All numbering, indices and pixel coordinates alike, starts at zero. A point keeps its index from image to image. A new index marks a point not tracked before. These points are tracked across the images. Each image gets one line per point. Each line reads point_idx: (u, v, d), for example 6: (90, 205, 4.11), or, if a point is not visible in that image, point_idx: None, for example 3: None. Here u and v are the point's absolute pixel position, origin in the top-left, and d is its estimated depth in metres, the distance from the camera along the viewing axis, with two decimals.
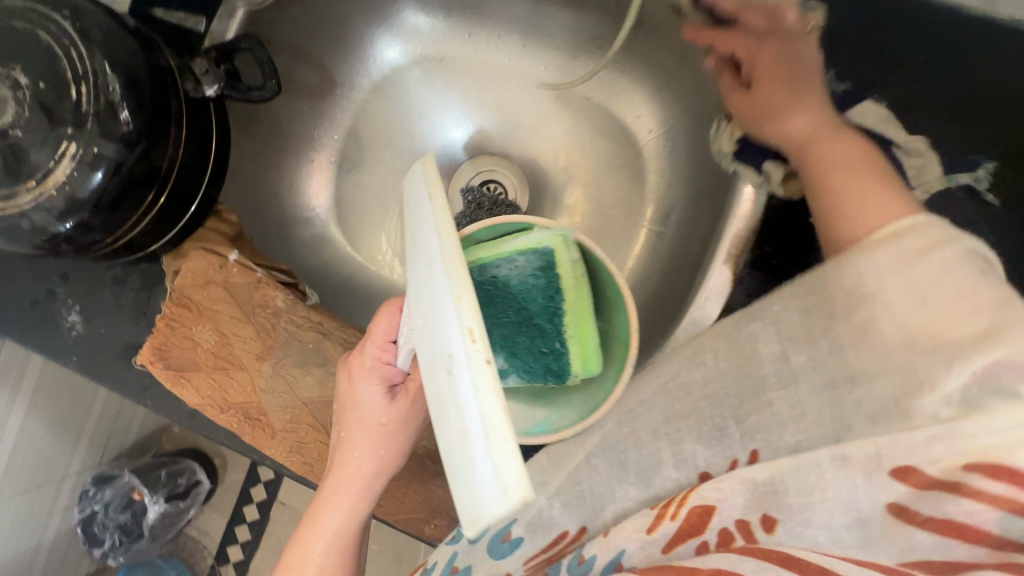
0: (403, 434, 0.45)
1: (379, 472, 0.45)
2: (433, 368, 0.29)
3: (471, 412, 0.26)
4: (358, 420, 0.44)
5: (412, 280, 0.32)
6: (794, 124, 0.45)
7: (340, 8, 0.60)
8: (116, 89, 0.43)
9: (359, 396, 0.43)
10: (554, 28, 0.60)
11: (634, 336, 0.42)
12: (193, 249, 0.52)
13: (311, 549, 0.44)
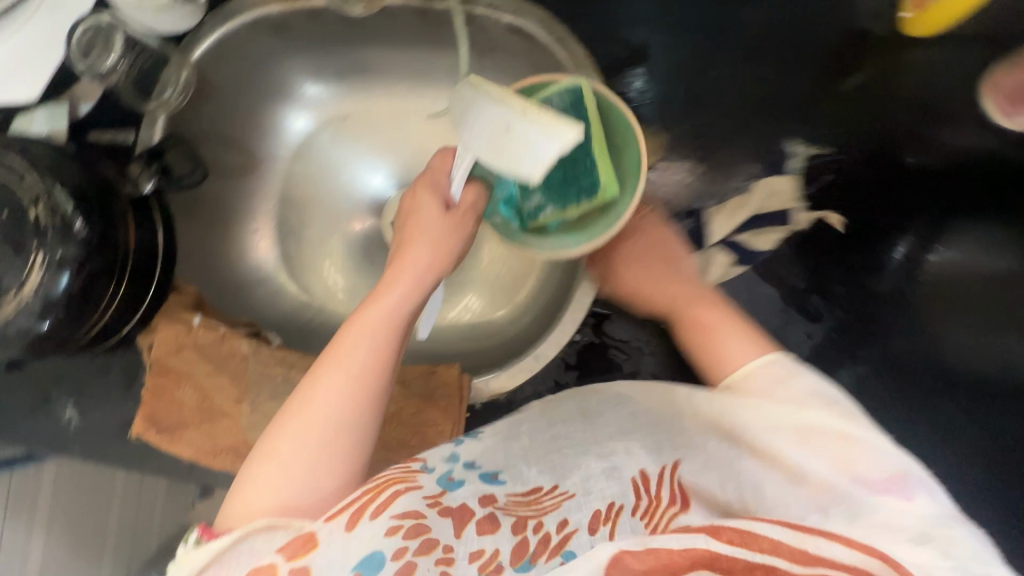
0: (453, 246, 0.53)
1: (426, 274, 0.51)
2: (494, 145, 0.44)
3: (534, 133, 0.42)
4: (419, 232, 0.52)
5: (458, 121, 0.48)
6: (666, 288, 0.58)
7: (246, 99, 0.70)
8: (68, 205, 0.51)
9: (420, 206, 0.53)
10: (431, 68, 0.70)
11: (641, 162, 0.55)
12: (161, 321, 0.60)
13: (355, 347, 0.47)
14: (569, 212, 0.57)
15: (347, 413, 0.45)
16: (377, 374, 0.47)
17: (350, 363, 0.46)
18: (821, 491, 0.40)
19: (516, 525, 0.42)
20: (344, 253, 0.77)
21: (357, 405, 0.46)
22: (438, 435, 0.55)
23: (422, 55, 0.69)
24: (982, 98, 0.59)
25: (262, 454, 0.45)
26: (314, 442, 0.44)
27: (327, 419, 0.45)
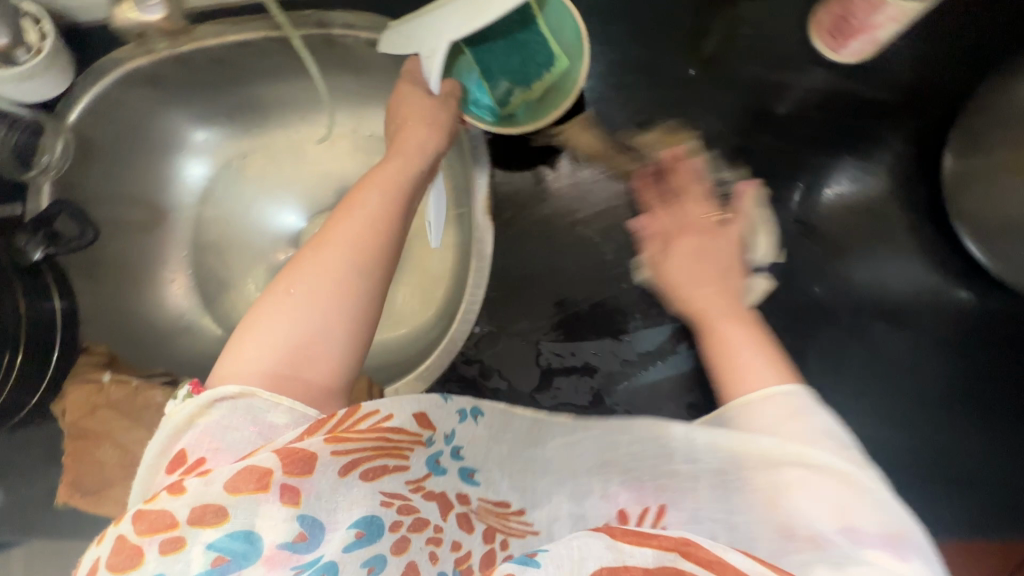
0: (442, 118, 0.57)
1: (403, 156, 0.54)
2: (471, 12, 0.47)
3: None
4: (415, 109, 0.56)
5: (419, 40, 0.53)
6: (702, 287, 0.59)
7: (135, 155, 0.70)
8: None
9: (406, 94, 0.57)
10: (312, 96, 0.70)
11: (580, 29, 0.58)
12: (71, 384, 0.60)
13: (353, 213, 0.49)
14: (535, 90, 0.62)
15: (354, 264, 0.47)
16: (383, 241, 0.49)
17: (354, 221, 0.49)
18: (813, 538, 0.37)
19: (485, 532, 0.41)
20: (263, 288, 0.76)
21: (362, 259, 0.47)
22: None
23: (298, 85, 0.69)
24: (813, 38, 0.62)
25: (268, 309, 0.45)
26: (319, 294, 0.45)
27: (337, 271, 0.46)
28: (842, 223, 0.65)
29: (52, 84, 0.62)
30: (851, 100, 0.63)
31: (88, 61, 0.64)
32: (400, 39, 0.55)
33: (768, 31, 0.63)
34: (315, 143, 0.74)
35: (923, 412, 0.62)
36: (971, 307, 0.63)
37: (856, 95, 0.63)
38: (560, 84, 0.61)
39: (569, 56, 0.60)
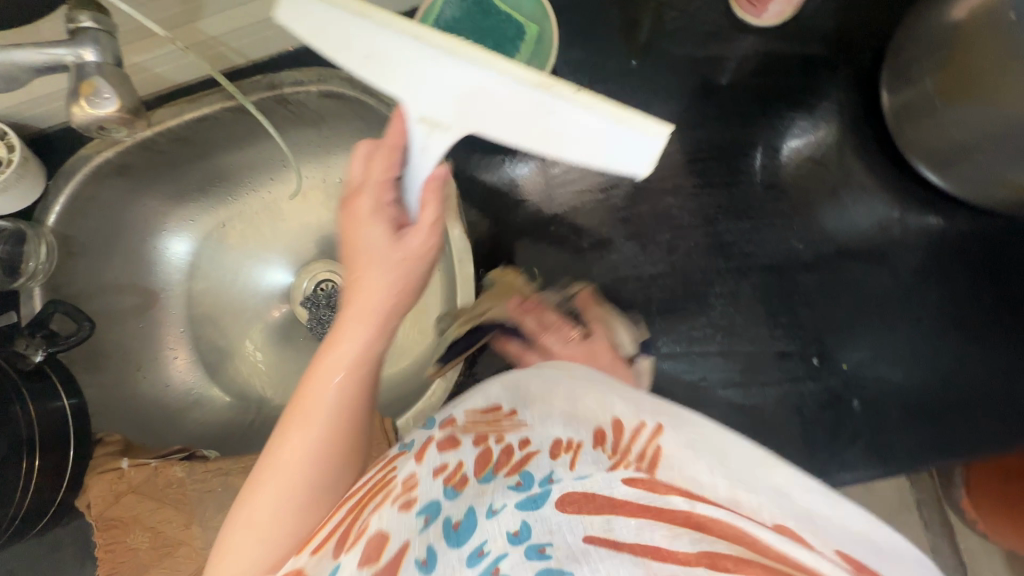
0: (408, 276, 0.46)
1: (370, 332, 0.43)
2: (522, 113, 0.40)
3: (590, 118, 0.39)
4: (371, 262, 0.45)
5: (407, 78, 0.42)
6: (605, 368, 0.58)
7: (116, 244, 0.72)
8: None
9: (367, 233, 0.46)
10: (279, 156, 0.73)
11: None
12: (92, 478, 0.61)
13: (287, 447, 0.40)
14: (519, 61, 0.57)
15: (292, 519, 0.39)
16: (346, 453, 0.41)
17: (307, 437, 0.40)
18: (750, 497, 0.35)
19: (477, 440, 0.43)
20: (264, 348, 0.78)
21: (307, 506, 0.40)
22: None
23: (265, 145, 0.71)
24: (734, 9, 0.63)
25: (234, 523, 0.39)
26: (261, 557, 0.38)
27: (286, 527, 0.39)
28: (802, 180, 0.69)
29: (29, 190, 0.64)
30: (783, 61, 0.66)
31: (59, 163, 0.66)
32: (337, 42, 0.43)
33: (696, 9, 0.64)
34: (288, 197, 0.75)
35: (914, 347, 0.64)
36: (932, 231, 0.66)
37: (789, 54, 0.65)
38: (537, 48, 0.58)
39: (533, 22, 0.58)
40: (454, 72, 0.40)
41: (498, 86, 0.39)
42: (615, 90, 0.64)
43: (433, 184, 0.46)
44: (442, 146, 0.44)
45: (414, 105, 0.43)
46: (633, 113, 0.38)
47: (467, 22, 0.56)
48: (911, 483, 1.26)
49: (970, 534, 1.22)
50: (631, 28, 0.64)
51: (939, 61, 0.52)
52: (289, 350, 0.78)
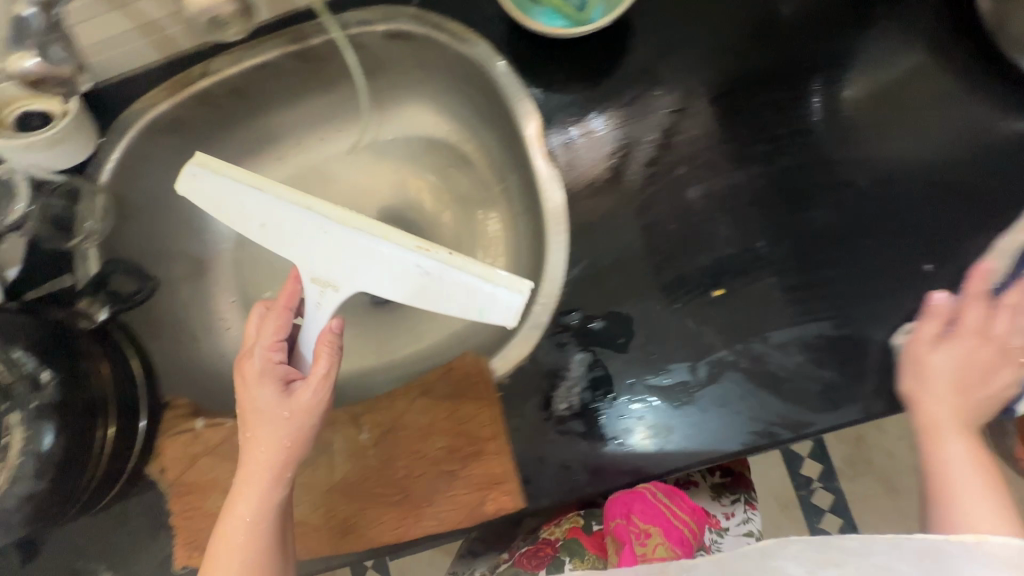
0: (303, 423, 0.51)
1: (281, 466, 0.50)
2: (405, 276, 0.52)
3: (459, 272, 0.51)
4: (263, 422, 0.51)
5: (306, 246, 0.54)
6: (940, 399, 0.47)
7: (168, 207, 0.69)
8: (28, 360, 0.49)
9: (257, 398, 0.52)
10: (331, 112, 0.71)
11: None
12: (165, 440, 0.57)
13: (224, 561, 0.48)
14: None
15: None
16: None
17: None
18: None
19: None
20: None
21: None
22: (482, 424, 0.53)
23: (319, 101, 0.69)
24: None
25: None
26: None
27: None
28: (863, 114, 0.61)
29: (83, 147, 0.61)
30: None
31: (110, 121, 0.63)
32: (241, 210, 0.55)
33: None
34: (344, 156, 0.74)
35: None
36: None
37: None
38: None
39: None
40: (345, 238, 0.53)
41: (378, 246, 0.51)
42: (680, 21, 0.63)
43: (328, 335, 0.53)
44: (335, 301, 0.54)
45: (313, 268, 0.54)
46: (494, 269, 0.50)
47: None
48: None
49: None
50: None
51: None
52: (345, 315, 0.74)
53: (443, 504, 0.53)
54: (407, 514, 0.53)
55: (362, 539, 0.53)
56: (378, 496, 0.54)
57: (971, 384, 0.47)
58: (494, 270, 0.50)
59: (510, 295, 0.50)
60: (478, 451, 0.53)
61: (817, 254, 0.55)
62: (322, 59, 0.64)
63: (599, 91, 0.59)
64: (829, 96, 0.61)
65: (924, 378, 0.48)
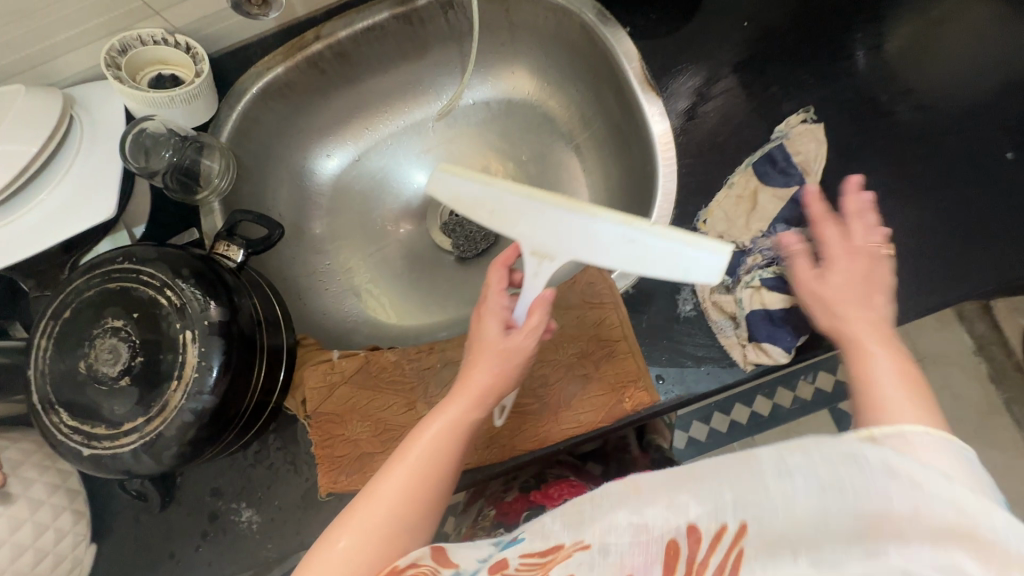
0: (519, 359, 0.52)
1: (489, 391, 0.50)
2: (617, 243, 0.53)
3: (667, 239, 0.52)
4: (488, 347, 0.52)
5: (525, 226, 0.56)
6: (865, 310, 0.48)
7: (276, 171, 0.73)
8: (194, 286, 0.51)
9: (481, 332, 0.53)
10: (420, 76, 0.76)
11: None
12: (302, 372, 0.60)
13: (410, 459, 0.46)
14: None
15: (409, 521, 0.44)
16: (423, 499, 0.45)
17: (385, 494, 0.45)
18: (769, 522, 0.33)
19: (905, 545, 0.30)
20: (410, 271, 0.80)
21: (415, 513, 0.44)
22: (610, 326, 0.57)
23: (414, 65, 0.75)
24: None
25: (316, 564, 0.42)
26: (368, 548, 0.42)
27: (396, 521, 0.44)
28: (910, 49, 0.67)
29: (208, 107, 0.65)
30: None
31: (228, 87, 0.68)
32: (469, 203, 0.59)
33: None
34: (435, 119, 0.79)
35: None
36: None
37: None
38: None
39: None
40: (556, 215, 0.54)
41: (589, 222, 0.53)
42: None
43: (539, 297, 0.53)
44: (551, 272, 0.56)
45: (528, 244, 0.56)
46: (701, 234, 0.52)
47: None
48: (996, 386, 1.30)
49: None
50: None
51: None
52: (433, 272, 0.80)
53: (583, 407, 0.55)
54: (546, 419, 0.56)
55: (505, 446, 0.56)
56: (517, 406, 0.56)
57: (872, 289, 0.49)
58: (699, 236, 0.52)
59: (719, 256, 0.51)
60: (610, 352, 0.56)
61: (899, 165, 0.62)
62: (422, 20, 0.69)
63: (685, 35, 0.66)
64: (885, 31, 0.67)
65: (862, 276, 0.50)
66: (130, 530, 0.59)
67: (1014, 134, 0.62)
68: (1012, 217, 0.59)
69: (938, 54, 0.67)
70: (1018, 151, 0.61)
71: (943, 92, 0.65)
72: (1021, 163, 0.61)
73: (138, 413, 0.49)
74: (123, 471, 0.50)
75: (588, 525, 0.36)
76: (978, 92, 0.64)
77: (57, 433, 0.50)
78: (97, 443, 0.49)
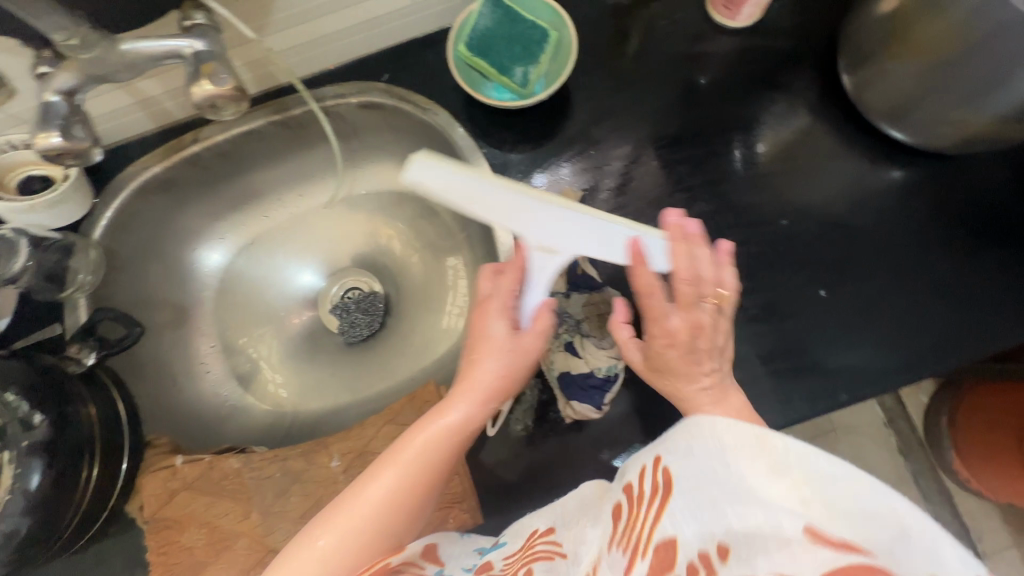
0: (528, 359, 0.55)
1: (496, 394, 0.53)
2: (611, 238, 0.50)
3: (653, 238, 0.51)
4: (495, 351, 0.54)
5: (507, 221, 0.47)
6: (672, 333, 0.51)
7: (157, 258, 0.75)
8: (21, 402, 0.52)
9: (489, 330, 0.55)
10: (305, 170, 0.79)
11: (548, 32, 0.61)
12: (145, 478, 0.61)
13: (400, 464, 0.47)
14: (539, 67, 0.62)
15: (393, 518, 0.45)
16: (422, 496, 0.47)
17: (389, 478, 0.46)
18: (702, 540, 0.36)
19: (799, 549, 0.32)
20: (292, 355, 0.81)
21: (402, 512, 0.46)
22: None
23: (300, 160, 0.78)
24: (712, 15, 0.70)
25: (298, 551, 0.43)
26: (348, 547, 0.43)
27: (380, 522, 0.45)
28: (769, 170, 0.68)
29: (78, 207, 0.67)
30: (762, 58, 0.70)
31: (105, 183, 0.70)
32: (450, 196, 0.46)
33: (681, 15, 0.71)
34: (325, 208, 0.82)
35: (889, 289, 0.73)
36: (900, 181, 0.67)
37: (762, 46, 0.70)
38: (545, 68, 0.63)
39: (543, 54, 0.62)
40: (554, 213, 0.47)
41: (579, 219, 0.48)
42: (621, 84, 0.70)
43: (545, 305, 0.55)
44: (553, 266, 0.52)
45: (532, 240, 0.50)
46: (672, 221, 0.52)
47: (501, 39, 0.61)
48: (904, 457, 1.32)
49: (968, 495, 1.27)
50: (619, 36, 0.71)
51: (881, 38, 0.56)
52: (317, 356, 0.82)
53: None
54: None
55: None
56: None
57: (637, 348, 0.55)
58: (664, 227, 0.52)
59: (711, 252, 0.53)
60: None
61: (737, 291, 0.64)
62: (301, 125, 0.72)
63: (544, 153, 0.68)
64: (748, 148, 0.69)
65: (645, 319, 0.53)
66: None
67: (836, 270, 0.65)
68: (824, 357, 0.62)
69: (794, 174, 0.68)
70: (831, 289, 0.64)
71: (789, 218, 0.66)
72: (830, 301, 0.63)
73: None
74: None
75: (567, 525, 0.48)
76: (809, 223, 0.66)
77: None
78: None
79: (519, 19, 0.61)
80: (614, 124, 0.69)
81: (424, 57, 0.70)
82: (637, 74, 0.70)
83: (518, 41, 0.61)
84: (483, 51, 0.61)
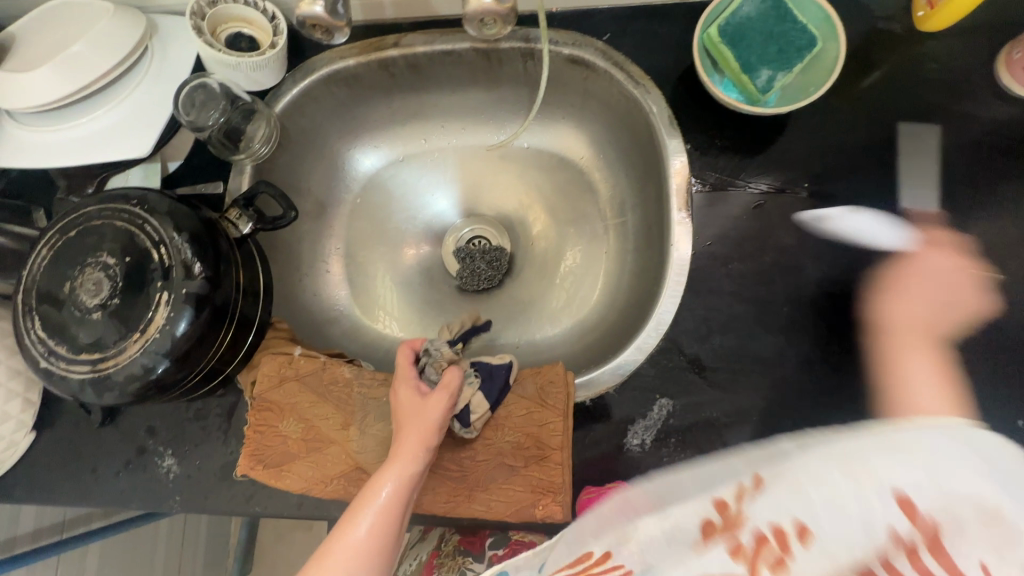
0: (442, 416, 0.54)
1: (430, 437, 0.53)
2: None
3: None
4: (411, 413, 0.54)
5: None
6: (418, 413, 0.54)
7: (319, 148, 0.75)
8: (187, 249, 0.54)
9: (403, 402, 0.55)
10: (479, 105, 0.76)
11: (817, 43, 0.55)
12: (264, 356, 0.62)
13: (363, 522, 0.49)
14: (788, 79, 0.56)
15: (370, 561, 0.48)
16: (385, 541, 0.49)
17: (359, 530, 0.48)
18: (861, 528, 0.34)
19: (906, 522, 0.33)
20: (405, 283, 0.81)
21: (369, 561, 0.48)
22: (552, 432, 0.56)
23: (481, 94, 0.75)
24: (999, 74, 0.60)
25: None
26: None
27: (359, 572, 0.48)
28: (991, 255, 0.59)
29: (272, 77, 0.67)
30: None
31: (300, 61, 0.69)
32: None
33: (957, 62, 0.61)
34: (484, 150, 0.80)
35: None
36: None
37: None
38: (789, 83, 0.57)
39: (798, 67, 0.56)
40: None
41: None
42: (858, 120, 0.62)
43: (453, 377, 0.56)
44: None
45: None
46: None
47: (758, 37, 0.56)
48: None
49: None
50: (875, 66, 0.63)
51: None
52: (430, 293, 0.81)
53: (495, 494, 0.56)
54: (460, 492, 0.56)
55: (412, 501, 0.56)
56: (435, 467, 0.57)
57: (442, 400, 0.55)
58: None
59: None
60: (542, 456, 0.56)
61: None
62: (499, 60, 0.69)
63: (747, 169, 0.62)
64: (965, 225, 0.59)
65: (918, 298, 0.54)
66: (67, 434, 0.64)
67: None
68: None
69: None
70: None
71: (1012, 322, 0.57)
72: None
73: (96, 348, 0.52)
74: (68, 392, 0.53)
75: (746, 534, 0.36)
76: None
77: (28, 338, 0.54)
78: (55, 360, 0.53)
79: (788, 21, 0.55)
80: (835, 160, 0.61)
81: (654, 28, 0.65)
82: (877, 115, 0.62)
83: (778, 45, 0.55)
84: (734, 43, 0.56)
